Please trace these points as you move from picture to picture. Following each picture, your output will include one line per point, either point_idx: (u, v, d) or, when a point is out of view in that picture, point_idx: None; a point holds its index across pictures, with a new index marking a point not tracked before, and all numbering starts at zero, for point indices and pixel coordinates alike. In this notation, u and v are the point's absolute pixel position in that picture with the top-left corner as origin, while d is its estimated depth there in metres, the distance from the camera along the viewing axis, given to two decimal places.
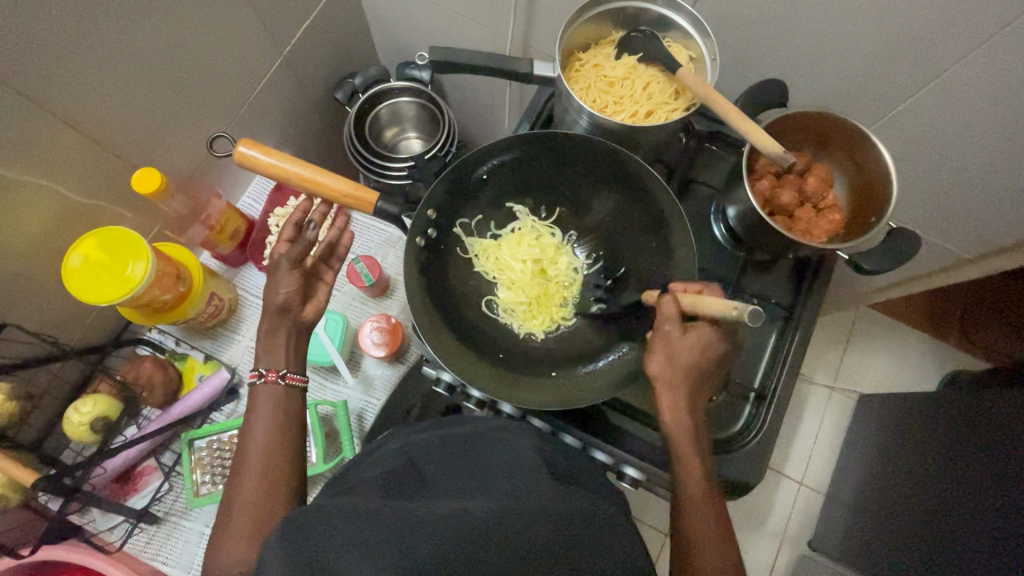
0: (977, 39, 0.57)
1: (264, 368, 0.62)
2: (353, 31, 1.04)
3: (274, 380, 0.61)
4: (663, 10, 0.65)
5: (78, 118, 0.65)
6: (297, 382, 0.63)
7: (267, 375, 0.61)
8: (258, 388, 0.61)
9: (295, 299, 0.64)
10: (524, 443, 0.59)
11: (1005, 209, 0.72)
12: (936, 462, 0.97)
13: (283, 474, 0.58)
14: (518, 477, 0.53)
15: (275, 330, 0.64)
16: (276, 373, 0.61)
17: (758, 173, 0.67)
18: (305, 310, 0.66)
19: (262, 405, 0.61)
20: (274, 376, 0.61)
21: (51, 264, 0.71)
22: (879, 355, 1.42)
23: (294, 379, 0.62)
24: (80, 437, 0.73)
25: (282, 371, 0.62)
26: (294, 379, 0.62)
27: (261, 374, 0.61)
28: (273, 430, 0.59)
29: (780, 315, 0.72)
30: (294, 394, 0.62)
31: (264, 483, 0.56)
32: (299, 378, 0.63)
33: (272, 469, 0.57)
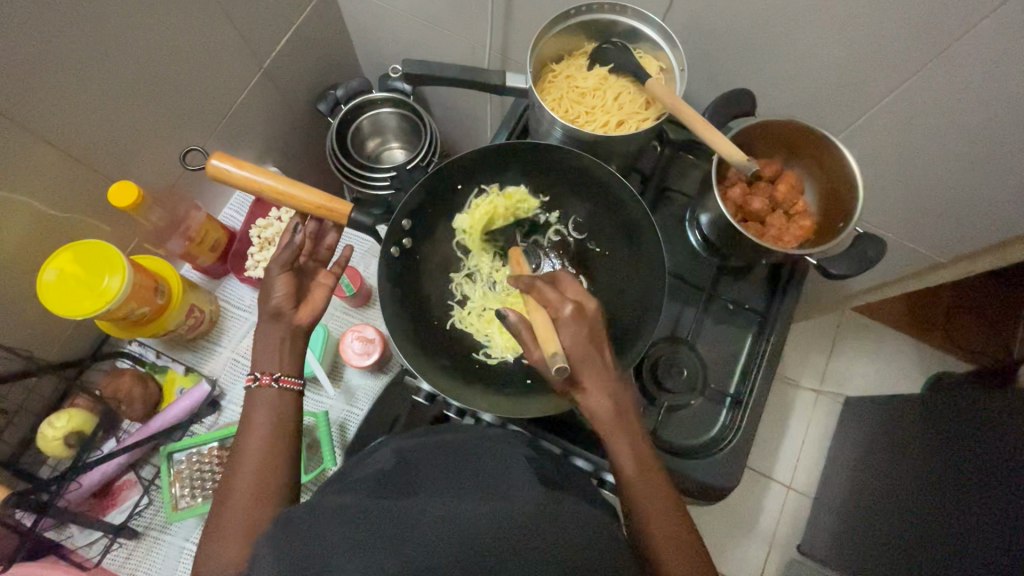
0: (937, 47, 0.58)
1: (258, 371, 0.62)
2: (333, 43, 1.05)
3: (268, 383, 0.61)
4: (632, 22, 0.66)
5: (54, 132, 0.65)
6: (292, 384, 0.62)
7: (261, 378, 0.61)
8: (252, 392, 0.61)
9: (288, 303, 0.64)
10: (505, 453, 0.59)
11: (973, 212, 0.74)
12: (923, 465, 0.98)
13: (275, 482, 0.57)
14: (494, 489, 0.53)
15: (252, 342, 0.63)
16: (270, 376, 0.61)
17: (730, 181, 0.68)
18: (300, 314, 0.65)
19: (254, 413, 0.60)
20: (269, 378, 0.61)
21: (26, 280, 0.70)
22: (863, 357, 1.43)
23: (288, 382, 0.62)
24: (55, 453, 0.73)
25: (277, 373, 0.62)
26: (289, 382, 0.62)
27: (255, 377, 0.60)
28: (264, 438, 0.59)
29: (755, 320, 0.73)
30: (287, 399, 0.62)
31: (255, 492, 0.56)
32: (294, 381, 0.62)
33: (263, 481, 0.56)
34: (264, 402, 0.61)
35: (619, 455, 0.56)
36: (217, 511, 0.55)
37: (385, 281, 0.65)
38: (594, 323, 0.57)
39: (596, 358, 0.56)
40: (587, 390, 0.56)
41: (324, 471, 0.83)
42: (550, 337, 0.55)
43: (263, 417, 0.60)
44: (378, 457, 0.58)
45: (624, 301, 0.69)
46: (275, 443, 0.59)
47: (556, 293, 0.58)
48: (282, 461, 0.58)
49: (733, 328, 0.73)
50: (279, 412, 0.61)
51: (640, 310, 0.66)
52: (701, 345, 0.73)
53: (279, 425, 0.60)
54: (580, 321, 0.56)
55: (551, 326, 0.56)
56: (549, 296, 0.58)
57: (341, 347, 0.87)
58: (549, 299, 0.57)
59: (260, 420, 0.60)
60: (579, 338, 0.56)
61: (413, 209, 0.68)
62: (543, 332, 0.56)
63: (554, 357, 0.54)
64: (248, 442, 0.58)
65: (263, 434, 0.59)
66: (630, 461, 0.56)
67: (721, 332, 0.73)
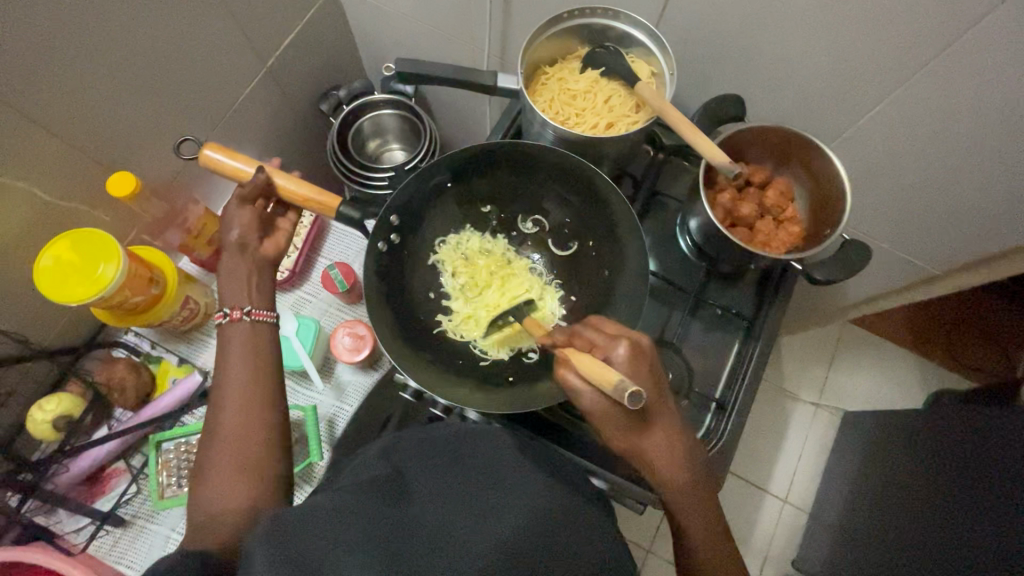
0: (926, 56, 0.58)
1: (229, 310, 0.63)
2: (336, 44, 1.07)
3: (239, 318, 0.62)
4: (624, 26, 0.67)
5: (58, 123, 0.67)
6: (265, 319, 0.63)
7: (233, 315, 0.62)
8: (228, 334, 0.61)
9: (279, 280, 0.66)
10: None
11: (966, 223, 0.74)
12: (921, 482, 0.97)
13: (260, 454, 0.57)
14: None
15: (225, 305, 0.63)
16: (240, 312, 0.62)
17: (719, 186, 0.68)
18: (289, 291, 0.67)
19: (229, 369, 0.60)
20: (240, 315, 0.62)
21: (25, 266, 0.72)
22: (862, 371, 1.42)
23: (260, 315, 0.63)
24: (42, 436, 0.75)
25: (248, 310, 0.63)
26: (262, 315, 0.63)
27: (226, 314, 0.61)
28: (246, 390, 0.59)
29: (742, 326, 0.73)
30: (261, 331, 0.63)
31: (237, 463, 0.56)
32: (267, 314, 0.63)
33: (245, 452, 0.57)
34: (241, 352, 0.61)
35: (680, 499, 0.58)
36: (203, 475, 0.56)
37: (370, 276, 0.65)
38: (650, 358, 0.55)
39: (657, 399, 0.56)
40: (653, 439, 0.56)
41: (309, 465, 0.83)
42: (603, 370, 0.51)
43: (240, 368, 0.60)
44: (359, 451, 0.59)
45: (610, 302, 0.69)
46: (259, 395, 0.59)
47: (602, 334, 0.56)
48: (269, 413, 0.59)
49: (720, 333, 0.73)
50: (257, 364, 0.61)
51: (625, 311, 0.66)
52: (689, 349, 0.73)
53: (261, 378, 0.60)
54: (638, 362, 0.55)
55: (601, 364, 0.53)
56: (594, 338, 0.56)
57: (332, 343, 0.88)
58: (602, 341, 0.56)
59: (238, 372, 0.60)
60: (642, 379, 0.54)
61: (402, 206, 0.69)
62: (591, 368, 0.52)
63: (620, 383, 0.50)
64: (230, 394, 0.59)
65: (241, 388, 0.59)
66: (698, 523, 0.58)
67: (708, 338, 0.73)
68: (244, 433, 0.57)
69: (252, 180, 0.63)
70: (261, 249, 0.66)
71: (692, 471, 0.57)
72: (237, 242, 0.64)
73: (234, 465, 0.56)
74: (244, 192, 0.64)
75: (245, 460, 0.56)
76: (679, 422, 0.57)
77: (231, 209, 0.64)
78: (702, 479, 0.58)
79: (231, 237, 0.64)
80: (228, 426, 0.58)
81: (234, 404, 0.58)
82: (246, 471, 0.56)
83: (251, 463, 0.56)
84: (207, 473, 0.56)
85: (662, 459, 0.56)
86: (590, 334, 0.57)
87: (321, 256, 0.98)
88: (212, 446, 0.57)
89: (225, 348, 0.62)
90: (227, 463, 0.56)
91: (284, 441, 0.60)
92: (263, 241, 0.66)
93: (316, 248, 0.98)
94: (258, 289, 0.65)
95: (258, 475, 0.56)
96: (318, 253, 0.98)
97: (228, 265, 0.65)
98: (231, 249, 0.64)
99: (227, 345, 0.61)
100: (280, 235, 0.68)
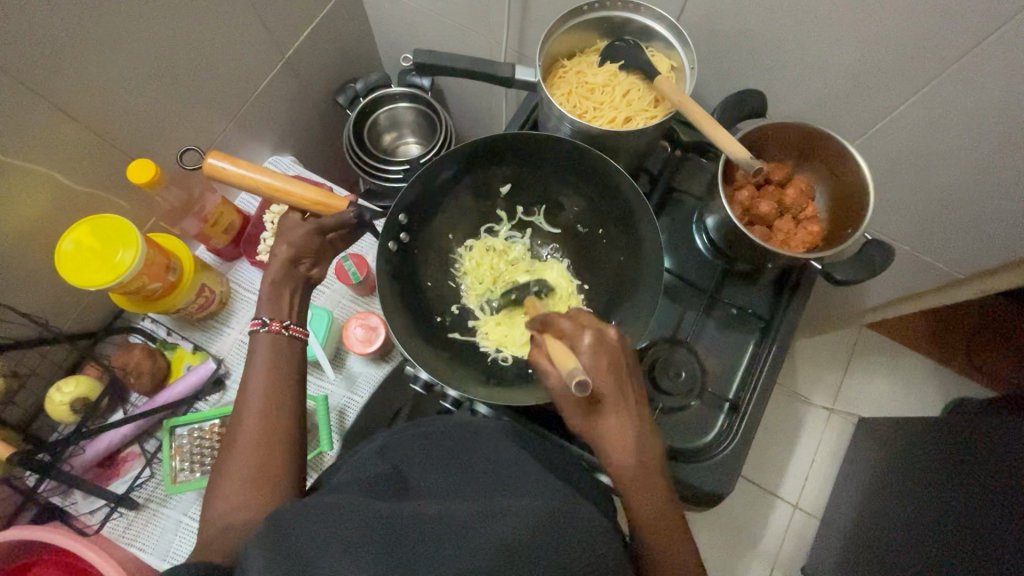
0: (957, 52, 0.57)
1: (267, 318, 0.64)
2: (354, 37, 1.08)
3: (279, 329, 0.63)
4: (644, 19, 0.66)
5: (79, 109, 0.67)
6: (299, 333, 0.65)
7: (271, 324, 0.63)
8: (258, 336, 0.63)
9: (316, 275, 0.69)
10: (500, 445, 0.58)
11: (992, 227, 0.72)
12: (936, 493, 0.94)
13: (276, 464, 0.58)
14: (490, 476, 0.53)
15: (265, 308, 0.65)
16: (280, 324, 0.63)
17: (738, 183, 0.67)
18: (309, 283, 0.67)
19: (253, 379, 0.61)
20: (278, 325, 0.63)
21: (47, 250, 0.73)
22: (878, 377, 1.39)
23: (297, 331, 0.65)
24: (60, 416, 0.76)
25: (286, 322, 0.64)
26: (297, 331, 0.65)
27: (265, 322, 0.63)
28: (271, 401, 0.60)
29: (758, 325, 0.72)
30: (291, 344, 0.64)
31: (252, 470, 0.58)
32: (302, 330, 0.65)
33: (261, 461, 0.58)
34: (267, 362, 0.62)
35: (636, 491, 0.54)
36: (221, 475, 0.58)
37: (384, 267, 0.66)
38: (616, 350, 0.55)
39: (615, 388, 0.54)
40: (606, 421, 0.55)
41: (320, 455, 0.84)
42: (567, 358, 0.53)
43: (265, 378, 0.61)
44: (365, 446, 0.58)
45: (624, 299, 0.68)
46: (282, 406, 0.61)
47: (571, 321, 0.55)
48: (291, 424, 0.61)
49: (735, 333, 0.72)
50: (281, 375, 0.62)
51: (640, 307, 0.65)
52: (702, 349, 0.72)
53: (285, 389, 0.62)
54: (603, 352, 0.54)
55: (567, 350, 0.54)
56: (567, 325, 0.55)
57: (344, 333, 0.88)
58: (568, 329, 0.55)
59: (263, 382, 0.61)
60: (601, 368, 0.54)
61: (414, 201, 0.69)
62: (558, 355, 0.53)
63: (575, 372, 0.51)
64: (250, 403, 0.60)
65: (265, 398, 0.60)
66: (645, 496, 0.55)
67: (723, 339, 0.72)
68: (267, 444, 0.59)
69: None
70: (310, 269, 0.68)
71: (653, 481, 0.55)
72: (288, 257, 0.66)
73: (254, 473, 0.58)
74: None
75: (265, 469, 0.58)
76: (635, 409, 0.55)
77: (290, 226, 0.66)
78: (655, 470, 0.55)
79: (281, 252, 0.65)
80: (250, 433, 0.59)
81: (257, 413, 0.60)
82: (263, 481, 0.57)
83: (264, 472, 0.58)
84: (226, 482, 0.57)
85: (629, 464, 0.54)
86: (563, 320, 0.56)
87: None
88: (232, 453, 0.59)
89: (251, 357, 0.63)
90: (241, 469, 0.58)
91: (301, 453, 0.62)
92: (313, 261, 0.68)
93: None
94: (266, 302, 0.65)
95: (277, 486, 0.58)
96: None
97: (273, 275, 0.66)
98: (280, 263, 0.66)
99: (254, 353, 0.62)
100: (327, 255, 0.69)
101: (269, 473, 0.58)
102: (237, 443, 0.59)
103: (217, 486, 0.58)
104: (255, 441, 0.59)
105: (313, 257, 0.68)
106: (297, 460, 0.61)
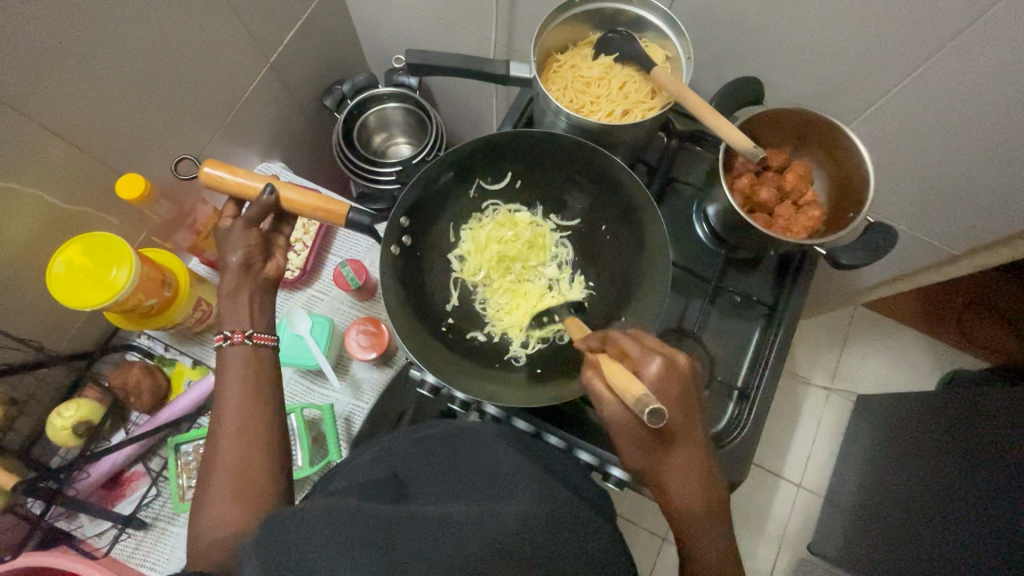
0: (950, 32, 0.57)
1: (229, 330, 0.61)
2: (338, 39, 1.06)
3: (241, 341, 0.60)
4: (637, 10, 0.66)
5: (62, 125, 0.65)
6: (265, 341, 0.62)
7: (233, 337, 0.60)
8: (224, 350, 0.60)
9: None
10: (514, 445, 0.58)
11: (985, 203, 0.73)
12: (936, 465, 0.96)
13: (264, 479, 0.56)
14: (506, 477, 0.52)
15: (226, 321, 0.61)
16: (242, 334, 0.60)
17: (737, 171, 0.67)
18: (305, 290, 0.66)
19: (227, 393, 0.59)
20: (240, 337, 0.60)
21: (37, 272, 0.71)
22: (874, 355, 1.41)
23: (262, 338, 0.61)
24: (64, 441, 0.75)
25: (249, 331, 0.61)
26: (263, 339, 0.61)
27: (226, 336, 0.59)
28: (247, 413, 0.58)
29: (763, 312, 0.72)
30: (262, 353, 0.61)
31: (236, 487, 0.55)
32: (268, 337, 0.62)
33: (243, 477, 0.55)
34: (240, 373, 0.60)
35: (692, 504, 0.55)
36: (206, 495, 0.55)
37: (387, 273, 0.65)
38: (687, 378, 0.52)
39: (682, 416, 0.53)
40: (674, 455, 0.54)
41: (328, 464, 0.83)
42: (630, 383, 0.49)
43: (236, 394, 0.59)
44: (378, 454, 0.58)
45: (631, 293, 0.68)
46: (260, 417, 0.58)
47: (639, 346, 0.53)
48: (270, 437, 0.58)
49: (740, 321, 0.72)
50: (256, 385, 0.60)
51: (647, 301, 0.65)
52: (708, 338, 0.72)
53: (259, 400, 0.59)
54: (671, 381, 0.52)
55: (632, 377, 0.50)
56: (627, 346, 0.53)
57: (345, 340, 0.87)
58: (636, 353, 0.52)
59: (235, 395, 0.59)
60: (672, 394, 0.51)
61: (412, 204, 0.68)
62: (621, 381, 0.49)
63: (642, 399, 0.47)
64: (228, 420, 0.57)
65: (240, 410, 0.58)
66: (688, 502, 0.55)
67: (728, 327, 0.72)
68: (246, 458, 0.56)
69: (261, 199, 0.61)
70: (264, 269, 0.65)
71: (708, 488, 0.55)
72: (241, 264, 0.62)
73: (235, 490, 0.55)
74: (250, 214, 0.62)
75: (246, 484, 0.55)
76: (699, 435, 0.55)
77: (234, 231, 0.62)
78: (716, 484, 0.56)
79: (232, 261, 0.62)
80: (231, 449, 0.56)
81: (233, 428, 0.57)
82: (248, 497, 0.55)
83: (247, 488, 0.55)
84: (211, 503, 0.54)
85: (680, 478, 0.55)
86: (628, 344, 0.53)
87: (331, 253, 0.97)
88: (211, 472, 0.56)
89: (221, 370, 0.60)
90: (226, 488, 0.55)
91: (285, 466, 0.59)
92: (265, 262, 0.65)
93: (325, 246, 0.97)
94: (259, 312, 0.63)
95: (262, 501, 0.55)
96: (328, 251, 0.97)
97: (229, 286, 0.62)
98: (234, 272, 0.62)
99: (223, 366, 0.60)
100: (279, 253, 0.66)
101: (253, 489, 0.55)
102: (214, 461, 0.56)
103: (202, 510, 0.55)
104: (235, 457, 0.56)
105: (264, 258, 0.64)
106: (284, 472, 0.58)
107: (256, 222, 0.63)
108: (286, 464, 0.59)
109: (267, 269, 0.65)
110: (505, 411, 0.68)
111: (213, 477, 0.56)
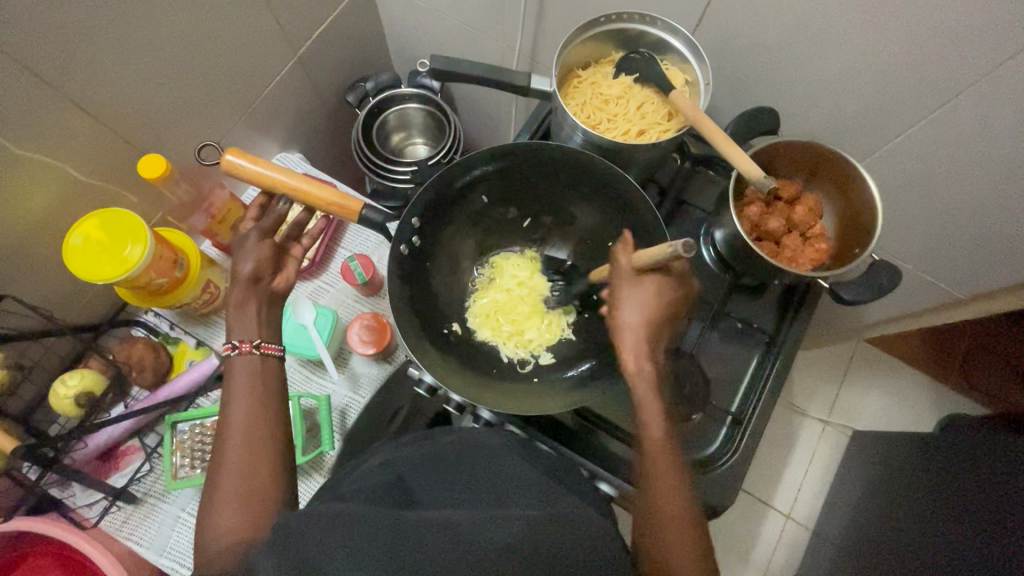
0: (967, 80, 0.57)
1: (236, 340, 0.61)
2: (365, 38, 1.08)
3: (248, 350, 0.61)
4: (661, 33, 0.67)
5: (92, 103, 0.67)
6: (272, 351, 0.62)
7: (241, 346, 0.61)
8: (232, 360, 0.60)
9: None
10: (511, 457, 0.58)
11: (995, 249, 0.72)
12: (925, 506, 0.95)
13: (269, 479, 0.56)
14: (501, 489, 0.52)
15: (239, 318, 0.62)
16: (250, 344, 0.61)
17: (747, 199, 0.67)
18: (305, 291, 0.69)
19: (238, 394, 0.59)
20: (248, 346, 0.61)
21: (54, 242, 0.73)
22: (874, 391, 1.40)
23: (270, 348, 0.62)
24: (65, 411, 0.76)
25: (257, 341, 0.62)
26: (270, 349, 0.62)
27: (234, 345, 0.60)
28: (258, 414, 0.58)
29: (763, 340, 0.72)
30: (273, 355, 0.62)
31: (244, 486, 0.55)
32: (275, 347, 0.63)
33: (250, 475, 0.56)
34: (251, 374, 0.60)
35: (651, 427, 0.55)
36: (211, 490, 0.55)
37: (394, 274, 0.66)
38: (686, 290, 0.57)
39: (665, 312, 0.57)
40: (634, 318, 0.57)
41: (321, 455, 0.84)
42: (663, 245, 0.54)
43: (248, 394, 0.59)
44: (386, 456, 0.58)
45: None
46: (269, 417, 0.59)
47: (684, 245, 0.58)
48: (278, 434, 0.59)
49: (739, 347, 0.73)
50: (263, 385, 0.60)
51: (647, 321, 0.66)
52: (707, 361, 0.72)
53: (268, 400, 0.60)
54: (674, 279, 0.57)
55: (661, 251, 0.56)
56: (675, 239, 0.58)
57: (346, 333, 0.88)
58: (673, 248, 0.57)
59: (247, 396, 0.59)
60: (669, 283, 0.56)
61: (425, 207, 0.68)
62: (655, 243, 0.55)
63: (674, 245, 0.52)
64: (237, 420, 0.58)
65: (249, 411, 0.58)
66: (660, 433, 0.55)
67: (728, 351, 0.73)
68: (254, 457, 0.56)
69: (275, 211, 0.67)
70: (273, 282, 0.66)
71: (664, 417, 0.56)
72: (251, 275, 0.63)
73: (241, 489, 0.55)
74: (266, 225, 0.66)
75: (253, 484, 0.55)
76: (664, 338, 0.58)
77: (247, 242, 0.64)
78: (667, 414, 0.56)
79: (244, 270, 0.63)
80: (239, 449, 0.57)
81: (239, 429, 0.57)
82: (253, 497, 0.55)
83: (254, 487, 0.55)
84: (209, 490, 0.55)
85: (647, 395, 0.56)
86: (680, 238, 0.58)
87: (341, 247, 0.98)
88: (218, 468, 0.56)
89: (231, 371, 0.61)
90: (233, 486, 0.55)
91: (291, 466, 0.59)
92: (274, 275, 0.66)
93: (335, 238, 0.98)
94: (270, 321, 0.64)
95: (266, 497, 0.55)
96: (338, 244, 0.98)
97: (236, 296, 0.63)
98: (242, 281, 0.63)
99: (235, 368, 0.60)
100: (291, 264, 0.69)
101: (259, 490, 0.55)
102: (222, 460, 0.56)
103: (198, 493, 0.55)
104: (244, 455, 0.56)
105: (274, 272, 0.66)
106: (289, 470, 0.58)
107: (271, 231, 0.66)
108: (288, 459, 0.59)
109: (275, 283, 0.66)
110: (499, 416, 0.69)
111: (220, 474, 0.56)
